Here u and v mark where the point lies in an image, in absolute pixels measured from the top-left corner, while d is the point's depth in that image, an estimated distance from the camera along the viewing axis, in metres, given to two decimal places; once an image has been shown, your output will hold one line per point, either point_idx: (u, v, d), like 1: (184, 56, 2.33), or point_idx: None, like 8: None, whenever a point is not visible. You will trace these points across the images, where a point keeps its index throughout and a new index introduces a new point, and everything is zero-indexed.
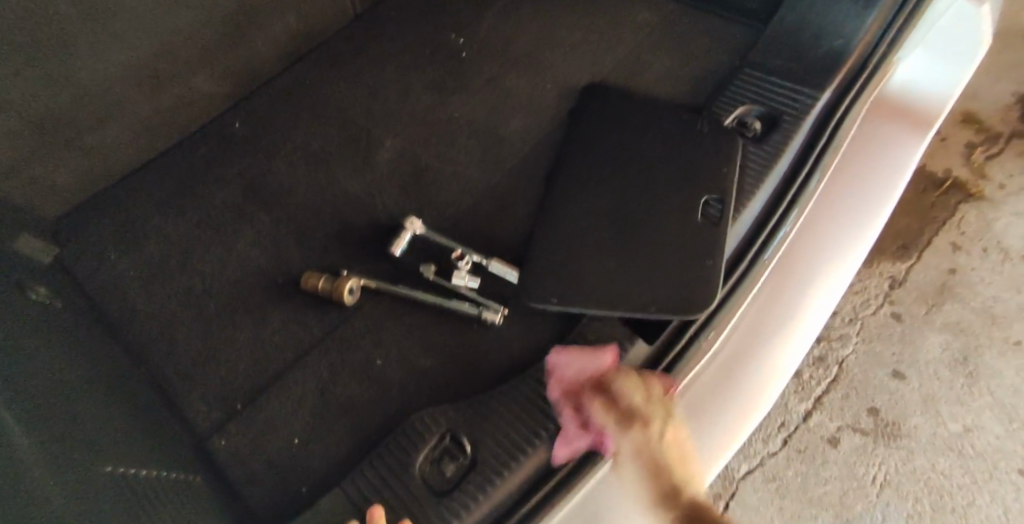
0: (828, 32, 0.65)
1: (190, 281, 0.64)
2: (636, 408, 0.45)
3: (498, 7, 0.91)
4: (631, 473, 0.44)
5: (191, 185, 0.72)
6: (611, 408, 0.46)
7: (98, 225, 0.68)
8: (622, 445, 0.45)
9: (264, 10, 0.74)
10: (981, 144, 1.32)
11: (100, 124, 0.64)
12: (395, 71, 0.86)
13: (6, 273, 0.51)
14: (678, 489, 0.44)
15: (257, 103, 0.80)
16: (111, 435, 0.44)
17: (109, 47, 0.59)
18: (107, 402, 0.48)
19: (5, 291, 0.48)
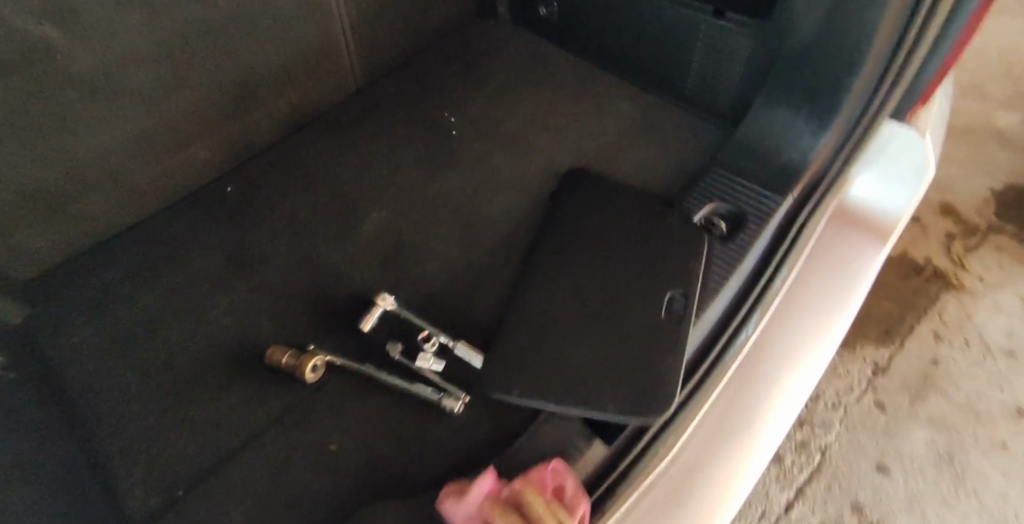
0: (790, 136, 0.65)
1: (150, 350, 0.63)
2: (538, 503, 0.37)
3: (490, 88, 0.95)
4: None
5: (171, 250, 0.73)
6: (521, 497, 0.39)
7: (71, 287, 0.68)
8: None
9: (264, 88, 0.78)
10: (959, 235, 1.38)
11: (89, 193, 0.66)
12: (385, 143, 0.88)
13: None
14: None
15: (249, 170, 0.82)
16: None
17: (106, 124, 0.62)
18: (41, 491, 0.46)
19: None
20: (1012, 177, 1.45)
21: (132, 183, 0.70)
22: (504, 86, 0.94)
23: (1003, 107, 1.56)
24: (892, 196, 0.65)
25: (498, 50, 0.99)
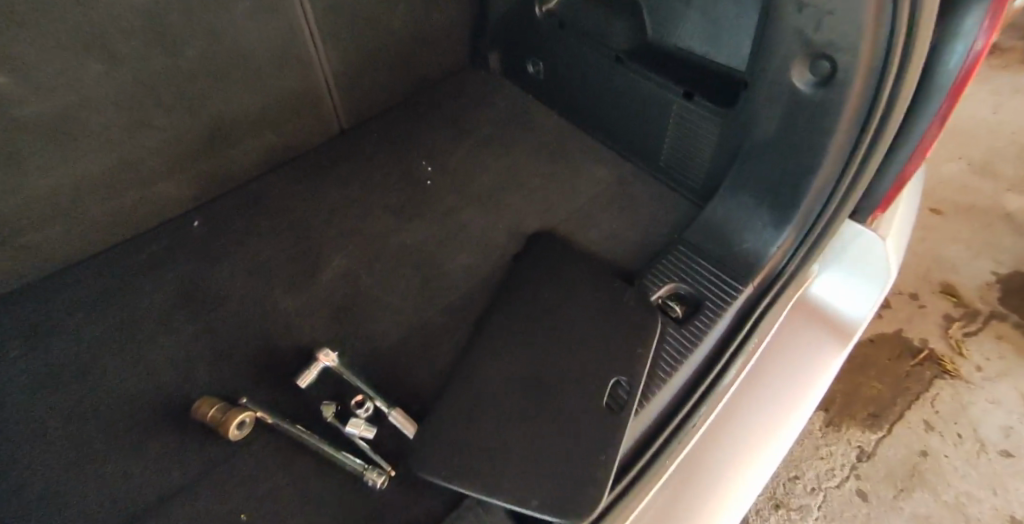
0: (749, 231, 0.66)
1: (86, 390, 0.63)
2: None
3: (472, 140, 0.94)
4: None
5: (125, 284, 0.73)
6: None
7: (24, 317, 0.68)
8: None
9: (239, 129, 0.78)
10: (959, 319, 1.33)
11: (44, 225, 0.66)
12: (359, 188, 0.87)
13: None
14: None
15: (219, 206, 0.82)
16: None
17: (62, 162, 0.62)
18: None
19: None
20: (1017, 262, 1.40)
21: (88, 215, 0.70)
22: (485, 139, 0.94)
23: (1014, 188, 1.51)
24: (855, 298, 0.63)
25: (484, 102, 0.99)
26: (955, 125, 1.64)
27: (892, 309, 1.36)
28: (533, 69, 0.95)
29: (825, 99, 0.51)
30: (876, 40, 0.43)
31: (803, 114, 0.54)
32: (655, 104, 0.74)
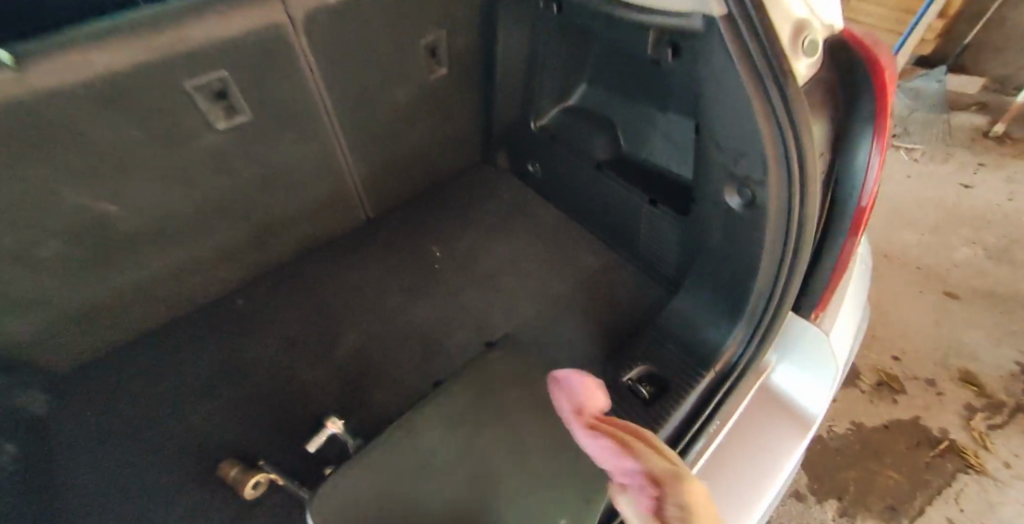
0: (704, 320, 0.76)
1: (138, 449, 0.75)
2: None
3: (479, 228, 1.06)
4: None
5: (179, 356, 0.85)
6: None
7: (95, 382, 0.81)
8: None
9: (285, 224, 0.92)
10: (981, 410, 1.29)
11: (122, 307, 0.80)
12: (378, 270, 1.00)
13: None
14: None
15: (262, 285, 0.96)
16: None
17: (146, 259, 0.77)
18: None
19: None
20: None
21: (155, 300, 0.83)
22: (490, 229, 1.06)
23: None
24: (812, 392, 0.67)
25: (491, 194, 1.12)
26: (969, 210, 1.65)
27: (907, 394, 1.33)
28: (534, 168, 1.06)
29: (751, 217, 0.62)
30: (779, 169, 0.56)
31: (737, 225, 0.65)
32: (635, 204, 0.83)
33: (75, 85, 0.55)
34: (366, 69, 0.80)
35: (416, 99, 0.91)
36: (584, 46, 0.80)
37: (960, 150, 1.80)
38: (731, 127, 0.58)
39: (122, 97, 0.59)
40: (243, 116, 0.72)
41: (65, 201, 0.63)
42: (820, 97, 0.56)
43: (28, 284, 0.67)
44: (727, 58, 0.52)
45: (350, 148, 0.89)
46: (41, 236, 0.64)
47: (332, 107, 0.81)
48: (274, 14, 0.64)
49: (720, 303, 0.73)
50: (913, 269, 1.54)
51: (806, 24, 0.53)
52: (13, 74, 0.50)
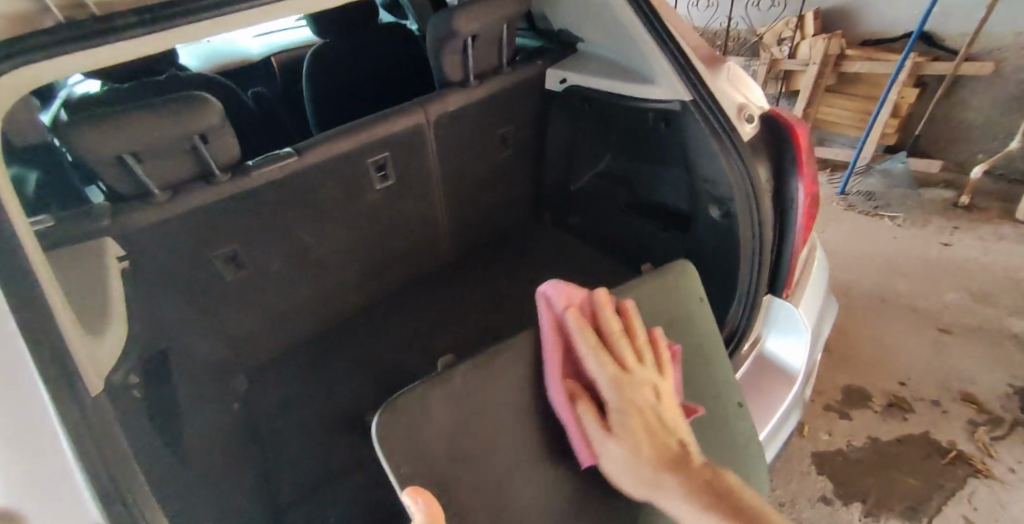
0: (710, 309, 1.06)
1: (308, 413, 1.06)
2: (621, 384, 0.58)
3: (536, 263, 1.39)
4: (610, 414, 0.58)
5: (330, 354, 1.17)
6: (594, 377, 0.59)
7: (276, 374, 1.12)
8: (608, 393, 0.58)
9: (403, 263, 1.27)
10: (984, 424, 1.44)
11: (300, 319, 1.12)
12: (463, 294, 1.32)
13: (212, 394, 0.97)
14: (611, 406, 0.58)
15: (382, 305, 1.29)
16: (232, 496, 0.82)
17: (323, 281, 1.12)
18: (228, 475, 0.85)
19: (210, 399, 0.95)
20: None
21: (319, 314, 1.16)
22: (544, 266, 1.38)
23: (1016, 313, 1.71)
24: (794, 353, 0.94)
25: (539, 240, 1.45)
26: (950, 262, 1.91)
27: (916, 413, 1.49)
28: (573, 218, 1.42)
29: (728, 223, 0.95)
30: (739, 188, 0.89)
31: (723, 233, 0.97)
32: (655, 231, 1.19)
33: (323, 159, 0.96)
34: (464, 150, 1.20)
35: (493, 171, 1.30)
36: (603, 132, 1.19)
37: (935, 217, 2.11)
38: (707, 167, 0.93)
39: (335, 167, 0.99)
40: (391, 181, 1.11)
41: (294, 234, 1.01)
42: (759, 150, 0.90)
43: (258, 296, 1.01)
44: (699, 123, 0.90)
45: (445, 205, 1.26)
46: (272, 257, 1.00)
47: (439, 176, 1.20)
48: (418, 119, 1.06)
49: (720, 295, 1.04)
50: (907, 309, 1.77)
51: (746, 106, 0.90)
52: (296, 156, 0.92)
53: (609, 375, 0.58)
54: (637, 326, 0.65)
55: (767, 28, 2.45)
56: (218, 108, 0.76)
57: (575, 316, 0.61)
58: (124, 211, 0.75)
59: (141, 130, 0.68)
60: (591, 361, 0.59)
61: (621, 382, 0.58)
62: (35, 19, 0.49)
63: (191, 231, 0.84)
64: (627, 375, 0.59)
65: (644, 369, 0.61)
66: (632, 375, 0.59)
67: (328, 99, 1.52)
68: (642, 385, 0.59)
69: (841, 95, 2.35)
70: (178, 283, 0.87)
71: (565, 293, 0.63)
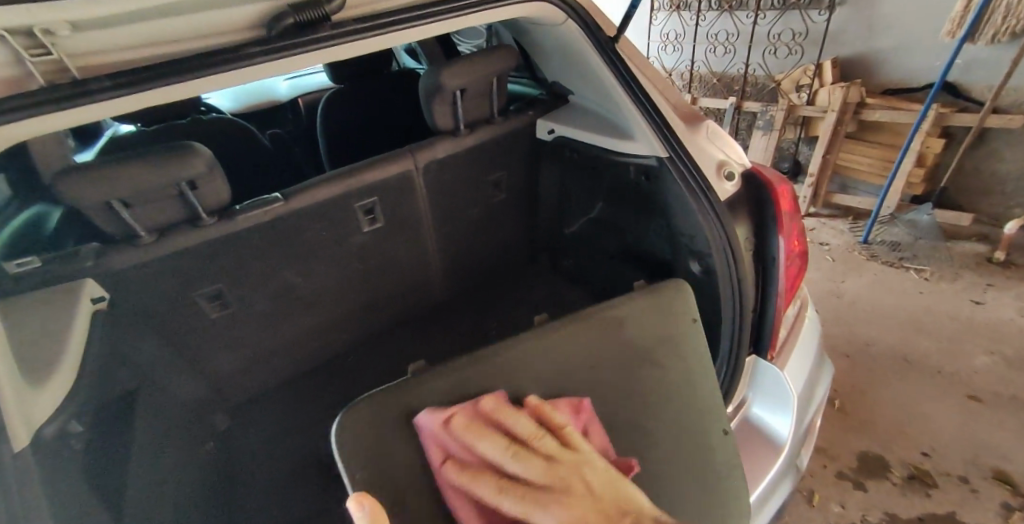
0: None
1: (284, 457, 1.07)
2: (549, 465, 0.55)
3: (528, 308, 1.37)
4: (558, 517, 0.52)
5: (312, 393, 1.18)
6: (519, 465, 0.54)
7: (259, 412, 1.14)
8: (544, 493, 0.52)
9: (393, 305, 1.28)
10: (1020, 508, 1.27)
11: (282, 356, 1.14)
12: (451, 337, 1.31)
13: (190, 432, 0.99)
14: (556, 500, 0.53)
15: (370, 344, 1.29)
16: None
17: (310, 320, 1.13)
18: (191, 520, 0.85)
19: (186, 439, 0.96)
20: None
21: (303, 351, 1.17)
22: (536, 309, 1.36)
23: None
24: (779, 422, 0.88)
25: (535, 285, 1.44)
26: (983, 322, 1.78)
27: (940, 489, 1.33)
28: (567, 262, 1.40)
29: (708, 278, 0.92)
30: (717, 245, 0.87)
31: (704, 289, 0.95)
32: (643, 280, 1.17)
33: (310, 204, 0.98)
34: (456, 195, 1.22)
35: (485, 215, 1.31)
36: (594, 181, 1.17)
37: (967, 272, 1.98)
38: (687, 222, 0.91)
39: (323, 212, 1.01)
40: (380, 223, 1.12)
41: (280, 276, 1.02)
42: (738, 207, 0.88)
43: (240, 334, 1.03)
44: (676, 179, 0.90)
45: (437, 247, 1.27)
46: (257, 295, 1.02)
47: (430, 220, 1.21)
48: (407, 165, 1.08)
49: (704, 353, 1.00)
50: (934, 372, 1.62)
51: (727, 163, 0.89)
52: (283, 201, 0.95)
53: (518, 504, 0.52)
54: (523, 430, 0.57)
55: (786, 74, 2.43)
56: (207, 156, 0.80)
57: (455, 473, 0.54)
58: (110, 253, 0.79)
59: (126, 179, 0.72)
60: (504, 503, 0.52)
61: (539, 500, 0.52)
62: (22, 82, 0.51)
63: (174, 273, 0.87)
64: (545, 487, 0.53)
65: (554, 465, 0.55)
66: (541, 488, 0.53)
67: (337, 140, 1.57)
68: (564, 489, 0.53)
69: (861, 142, 2.29)
70: (157, 321, 0.90)
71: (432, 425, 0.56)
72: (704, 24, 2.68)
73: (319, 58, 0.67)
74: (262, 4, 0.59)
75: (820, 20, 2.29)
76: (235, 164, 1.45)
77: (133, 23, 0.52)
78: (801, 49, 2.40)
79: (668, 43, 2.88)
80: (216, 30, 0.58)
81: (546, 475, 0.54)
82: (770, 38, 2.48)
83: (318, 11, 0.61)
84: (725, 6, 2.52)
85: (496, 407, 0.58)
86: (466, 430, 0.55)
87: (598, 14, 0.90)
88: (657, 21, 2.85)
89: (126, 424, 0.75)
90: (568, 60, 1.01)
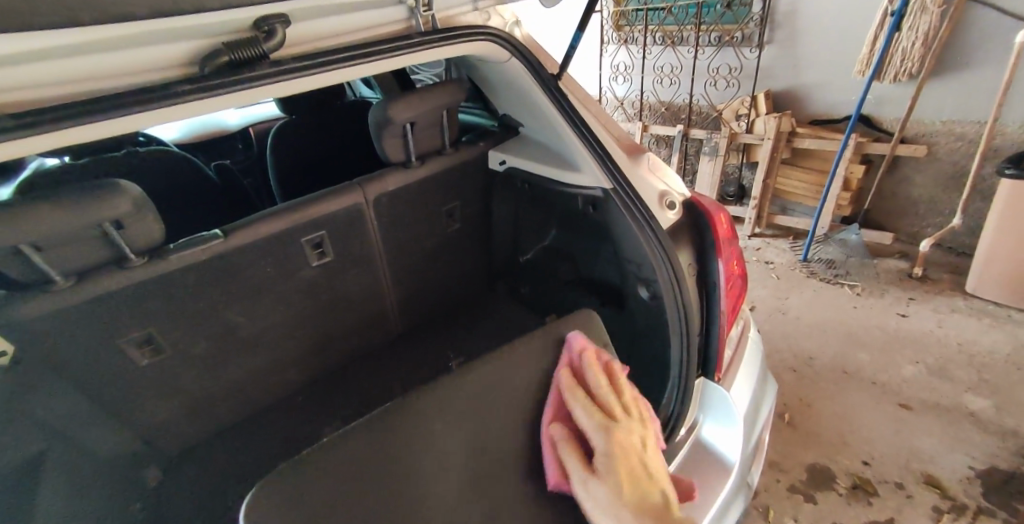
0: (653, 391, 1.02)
1: (215, 508, 0.98)
2: (603, 426, 0.62)
3: (484, 338, 1.35)
4: (605, 487, 0.58)
5: (254, 440, 1.10)
6: (582, 406, 0.64)
7: (194, 463, 1.06)
8: (596, 440, 0.61)
9: (344, 341, 1.23)
10: (948, 511, 1.34)
11: (226, 400, 1.07)
12: (404, 371, 1.26)
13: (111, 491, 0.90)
14: (608, 460, 0.59)
15: (321, 383, 1.23)
16: None
17: (254, 360, 1.08)
18: None
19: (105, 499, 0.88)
20: (993, 458, 1.46)
21: (246, 394, 1.10)
22: (493, 337, 1.35)
23: (972, 390, 1.67)
24: (729, 440, 0.90)
25: (493, 311, 1.44)
26: (908, 334, 1.91)
27: (880, 497, 1.39)
28: (526, 290, 1.41)
29: (655, 303, 0.96)
30: (662, 270, 0.90)
31: (652, 313, 0.98)
32: (597, 306, 1.19)
33: (252, 241, 0.95)
34: (410, 225, 1.21)
35: (440, 245, 1.31)
36: (547, 210, 1.20)
37: (892, 288, 2.14)
38: (635, 249, 0.95)
39: (267, 248, 0.98)
40: (329, 257, 1.09)
41: (220, 316, 0.97)
42: (680, 236, 0.92)
43: (175, 380, 0.97)
44: (620, 208, 0.94)
45: (391, 278, 1.24)
46: (194, 336, 0.96)
47: (383, 251, 1.19)
48: (357, 197, 1.07)
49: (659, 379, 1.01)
50: (869, 383, 1.73)
51: (669, 193, 0.95)
52: (223, 239, 0.91)
53: (590, 420, 0.62)
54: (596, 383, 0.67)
55: (725, 105, 2.60)
56: (135, 195, 0.77)
57: (568, 378, 0.67)
58: (17, 301, 0.74)
59: (39, 221, 0.68)
60: (580, 408, 0.63)
61: (601, 427, 0.62)
62: None
63: (95, 319, 0.82)
64: (609, 423, 0.63)
65: (613, 422, 0.63)
66: (603, 431, 0.62)
67: (289, 170, 1.53)
68: (627, 430, 0.63)
69: (796, 168, 2.46)
70: (78, 368, 0.84)
71: (577, 344, 0.71)
72: (650, 57, 2.84)
73: (259, 94, 0.66)
74: (193, 42, 0.58)
75: (752, 57, 2.47)
76: (176, 197, 1.38)
77: (47, 61, 0.49)
78: (738, 82, 2.57)
79: (618, 74, 3.01)
80: (142, 67, 0.56)
81: (614, 416, 0.65)
82: (710, 72, 2.65)
83: (255, 50, 0.61)
84: (669, 42, 2.69)
85: (590, 361, 0.69)
86: (592, 363, 0.69)
87: (540, 53, 0.94)
88: (608, 53, 2.99)
89: None
90: (515, 95, 1.05)
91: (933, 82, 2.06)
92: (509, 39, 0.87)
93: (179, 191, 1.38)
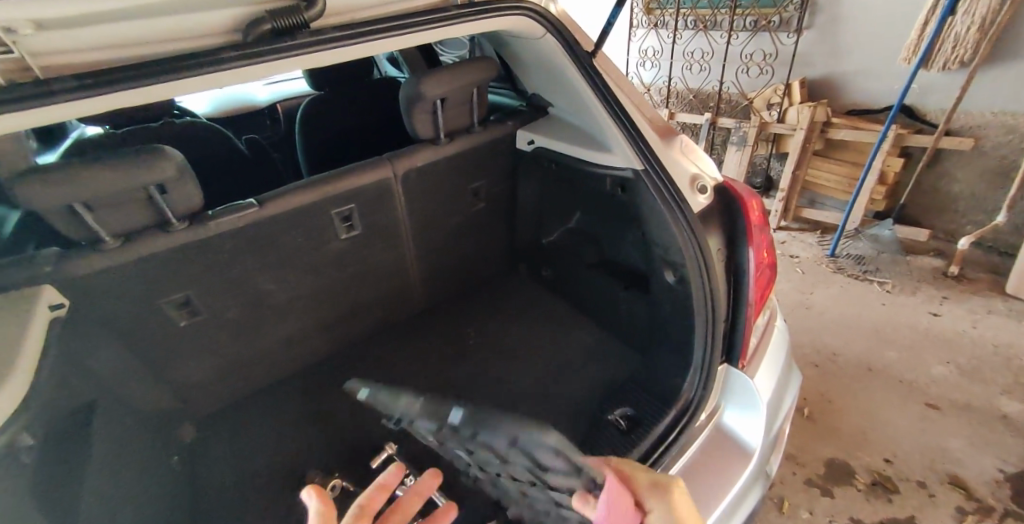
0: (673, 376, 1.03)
1: (246, 467, 1.02)
2: None
3: (505, 317, 1.36)
4: None
5: (279, 406, 1.13)
6: None
7: (224, 425, 1.09)
8: None
9: (368, 316, 1.25)
10: (973, 512, 1.32)
11: (255, 366, 1.11)
12: (425, 346, 1.29)
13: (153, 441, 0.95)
14: None
15: (345, 354, 1.26)
16: None
17: (283, 329, 1.11)
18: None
19: (149, 450, 0.93)
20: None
21: (275, 361, 1.14)
22: (515, 316, 1.36)
23: (1006, 394, 1.62)
24: (752, 429, 0.87)
25: (514, 291, 1.45)
26: (939, 334, 1.86)
27: (902, 494, 1.37)
28: (548, 271, 1.42)
29: (681, 288, 0.95)
30: (690, 254, 0.89)
31: (678, 300, 0.97)
32: (620, 290, 1.19)
33: (286, 209, 0.97)
34: (437, 202, 1.22)
35: (466, 223, 1.31)
36: (573, 192, 1.20)
37: (925, 286, 2.08)
38: (663, 232, 0.94)
39: (299, 218, 1.00)
40: (358, 231, 1.11)
41: (253, 283, 1.00)
42: (712, 221, 0.91)
43: (211, 341, 1.00)
44: (650, 190, 0.93)
45: (417, 254, 1.26)
46: (229, 302, 0.99)
47: (410, 228, 1.21)
48: (385, 171, 1.08)
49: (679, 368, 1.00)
50: (895, 381, 1.69)
51: (700, 178, 0.93)
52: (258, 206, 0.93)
53: None
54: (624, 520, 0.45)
55: (757, 93, 2.54)
56: (178, 160, 0.79)
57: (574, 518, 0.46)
58: (68, 259, 0.77)
59: (90, 182, 0.70)
60: None
61: None
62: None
63: (139, 278, 0.85)
64: None
65: None
66: None
67: (318, 145, 1.55)
68: None
69: (828, 160, 2.39)
70: (119, 326, 0.87)
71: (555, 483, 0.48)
72: (681, 42, 2.77)
73: (297, 65, 0.67)
74: (238, 9, 0.59)
75: (789, 43, 2.40)
76: (210, 169, 1.42)
77: (104, 23, 0.51)
78: (771, 69, 2.50)
79: (647, 59, 2.96)
80: (192, 32, 0.58)
81: None
82: (742, 57, 2.58)
83: (296, 18, 0.61)
84: (700, 26, 2.61)
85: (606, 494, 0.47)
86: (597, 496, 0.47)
87: (575, 29, 0.93)
88: (637, 37, 2.94)
89: (70, 436, 0.71)
90: (546, 73, 1.04)
91: (983, 72, 1.97)
92: (545, 13, 0.86)
93: (213, 162, 1.41)
